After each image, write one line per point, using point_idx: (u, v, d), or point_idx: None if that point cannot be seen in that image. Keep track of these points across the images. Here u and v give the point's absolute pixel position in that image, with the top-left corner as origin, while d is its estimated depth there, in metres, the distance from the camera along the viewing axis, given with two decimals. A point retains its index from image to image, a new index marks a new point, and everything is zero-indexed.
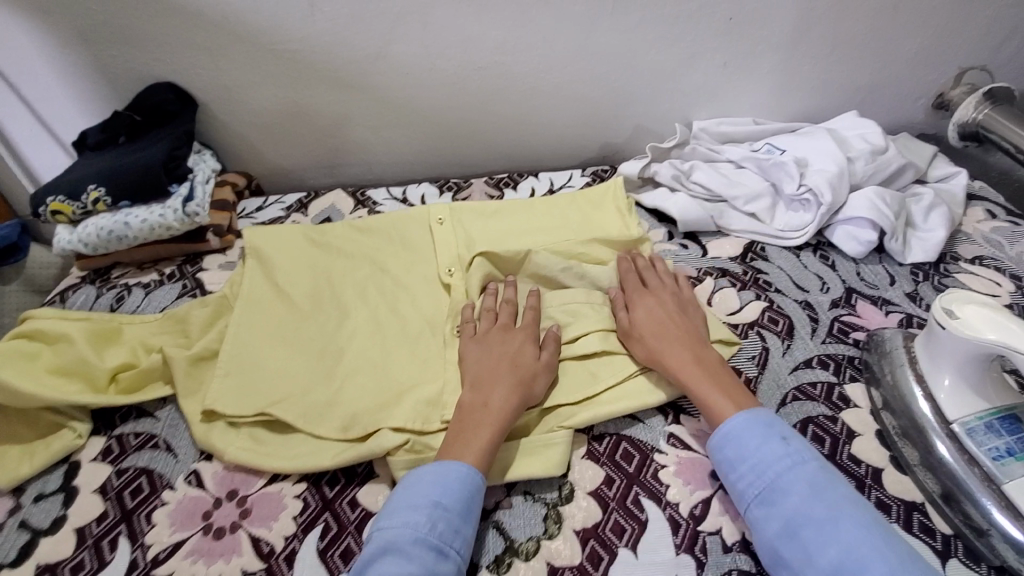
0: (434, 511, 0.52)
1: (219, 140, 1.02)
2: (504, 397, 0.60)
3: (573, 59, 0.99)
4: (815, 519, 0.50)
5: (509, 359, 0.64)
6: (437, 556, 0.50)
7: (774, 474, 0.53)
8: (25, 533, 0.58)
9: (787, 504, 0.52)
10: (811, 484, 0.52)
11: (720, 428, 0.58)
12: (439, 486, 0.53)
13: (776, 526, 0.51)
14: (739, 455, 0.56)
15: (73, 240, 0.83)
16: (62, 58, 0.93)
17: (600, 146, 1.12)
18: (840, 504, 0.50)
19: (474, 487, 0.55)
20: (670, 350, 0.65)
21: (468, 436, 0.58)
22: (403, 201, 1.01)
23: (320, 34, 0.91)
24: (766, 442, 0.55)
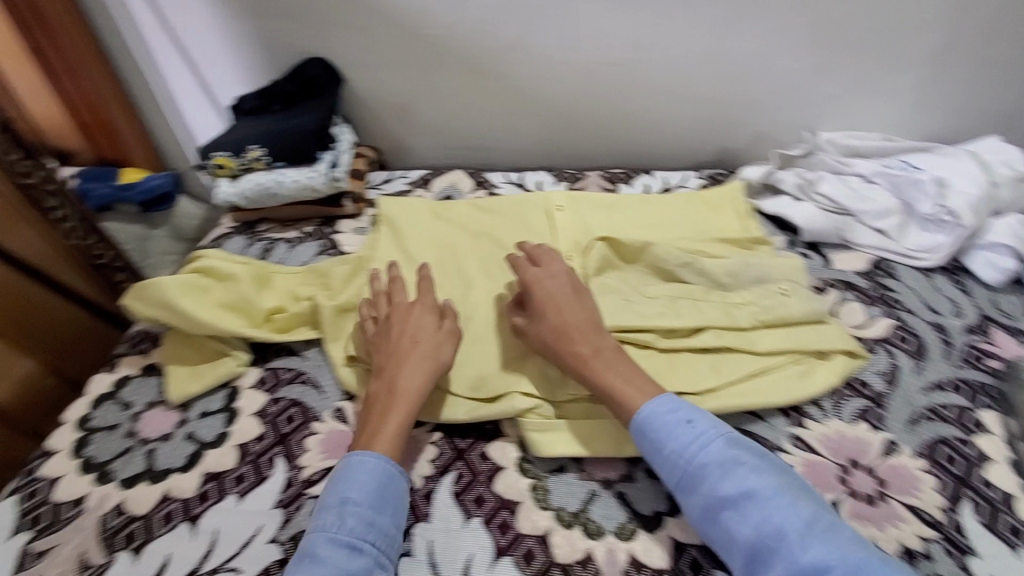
0: (342, 509, 0.53)
1: (356, 114, 1.10)
2: (412, 379, 0.61)
3: (704, 61, 0.99)
4: (729, 500, 0.52)
5: (410, 337, 0.64)
6: (351, 552, 0.51)
7: (687, 461, 0.55)
8: (191, 444, 0.63)
9: (702, 490, 0.53)
10: (722, 462, 0.53)
11: (635, 420, 0.58)
12: (352, 483, 0.54)
13: (697, 510, 0.53)
14: (655, 447, 0.57)
15: (234, 193, 0.93)
16: (233, 29, 1.03)
17: (716, 150, 1.11)
18: (747, 482, 0.52)
19: (389, 473, 0.56)
20: (573, 335, 0.63)
21: (380, 423, 0.59)
22: (521, 185, 1.04)
23: (464, 22, 0.95)
24: (676, 429, 0.56)
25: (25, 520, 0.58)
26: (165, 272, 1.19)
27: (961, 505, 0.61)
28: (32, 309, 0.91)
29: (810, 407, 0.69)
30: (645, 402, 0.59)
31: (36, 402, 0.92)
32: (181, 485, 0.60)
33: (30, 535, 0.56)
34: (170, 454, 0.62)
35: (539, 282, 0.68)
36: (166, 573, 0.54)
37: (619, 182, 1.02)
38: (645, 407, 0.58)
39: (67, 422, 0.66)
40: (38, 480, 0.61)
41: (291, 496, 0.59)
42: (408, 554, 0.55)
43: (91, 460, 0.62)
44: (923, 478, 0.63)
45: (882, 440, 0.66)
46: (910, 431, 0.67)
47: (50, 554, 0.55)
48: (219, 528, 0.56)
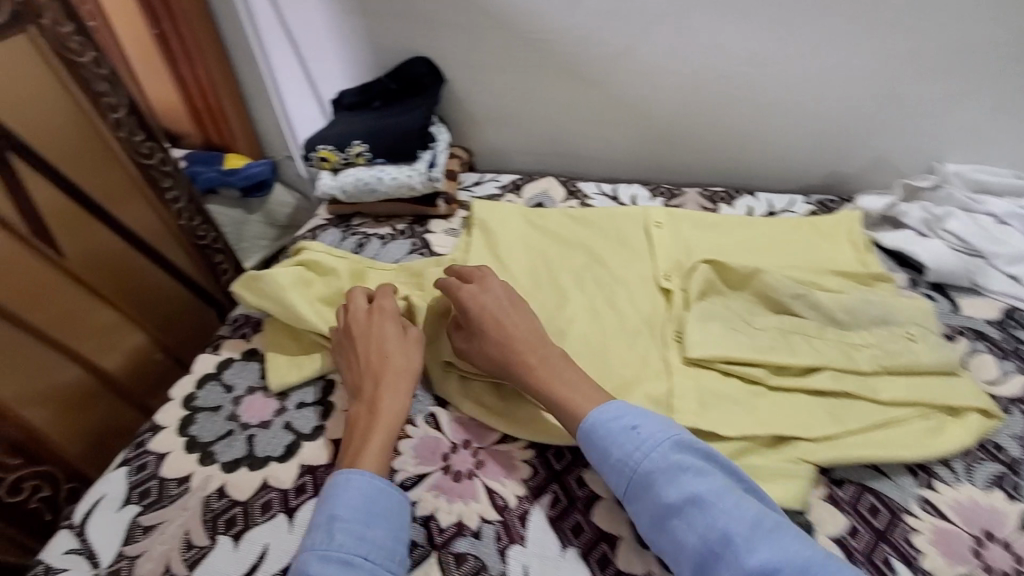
0: (329, 526, 0.51)
1: (453, 115, 1.10)
2: (393, 395, 0.61)
3: (825, 79, 0.92)
4: (675, 508, 0.50)
5: (379, 349, 0.63)
6: (344, 567, 0.49)
7: (633, 467, 0.52)
8: (289, 434, 0.64)
9: (647, 498, 0.51)
10: (668, 467, 0.51)
11: (583, 427, 0.56)
12: (338, 501, 0.53)
13: (647, 519, 0.51)
14: (600, 456, 0.55)
15: (335, 186, 0.94)
16: (343, 25, 1.04)
17: (825, 175, 1.02)
18: (693, 488, 0.50)
19: (381, 489, 0.55)
20: (517, 342, 0.62)
21: (364, 443, 0.58)
22: (614, 198, 1.01)
23: (574, 27, 0.93)
24: (620, 437, 0.54)
25: (134, 492, 0.60)
26: (257, 256, 1.25)
27: None
28: (143, 282, 0.95)
29: (937, 467, 0.63)
30: (591, 423, 0.56)
31: (143, 375, 0.94)
32: (279, 475, 0.60)
33: (138, 508, 0.58)
34: (269, 442, 0.63)
35: (478, 287, 0.67)
36: (264, 563, 0.54)
37: (720, 202, 0.97)
38: (591, 416, 0.56)
39: (174, 399, 0.69)
40: (147, 454, 0.63)
41: None
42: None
43: (196, 439, 0.64)
44: None
45: (1018, 512, 0.59)
46: None
47: (156, 530, 0.57)
48: None
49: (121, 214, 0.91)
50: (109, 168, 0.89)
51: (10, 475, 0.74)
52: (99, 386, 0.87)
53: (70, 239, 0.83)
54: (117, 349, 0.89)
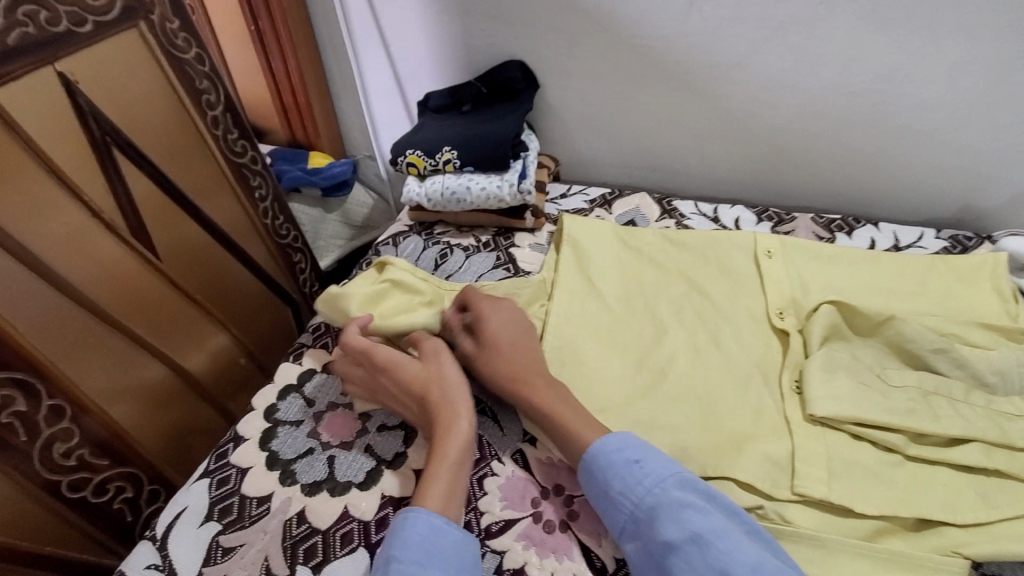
0: (386, 568, 0.48)
1: (543, 122, 1.05)
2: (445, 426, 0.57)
3: (979, 100, 0.80)
4: (673, 546, 0.46)
5: (415, 381, 0.60)
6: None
7: (634, 502, 0.50)
8: (371, 459, 0.61)
9: (646, 535, 0.48)
10: (672, 504, 0.48)
11: (584, 460, 0.54)
12: (395, 541, 0.49)
13: (645, 560, 0.48)
14: (599, 489, 0.52)
15: (421, 193, 0.92)
16: (437, 25, 1.01)
17: (961, 208, 0.90)
18: (693, 524, 0.46)
19: (443, 527, 0.50)
20: (521, 367, 0.61)
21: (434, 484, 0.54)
22: (714, 220, 0.93)
23: (686, 35, 0.86)
24: (623, 470, 0.52)
25: (215, 508, 0.58)
26: (332, 255, 1.21)
27: None
28: (227, 279, 0.96)
29: None
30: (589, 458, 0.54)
31: (222, 375, 0.94)
32: (360, 504, 0.57)
33: (219, 527, 0.57)
34: (349, 466, 0.60)
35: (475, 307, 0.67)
36: None
37: (836, 232, 0.88)
38: (592, 447, 0.54)
39: (256, 409, 0.67)
40: (229, 467, 0.62)
41: None
42: None
43: (277, 455, 0.62)
44: None
45: None
46: None
47: (235, 553, 0.55)
48: None
49: (211, 212, 0.91)
50: (203, 164, 0.89)
51: (98, 475, 0.75)
52: (182, 385, 0.87)
53: (162, 234, 0.84)
54: (199, 347, 0.90)
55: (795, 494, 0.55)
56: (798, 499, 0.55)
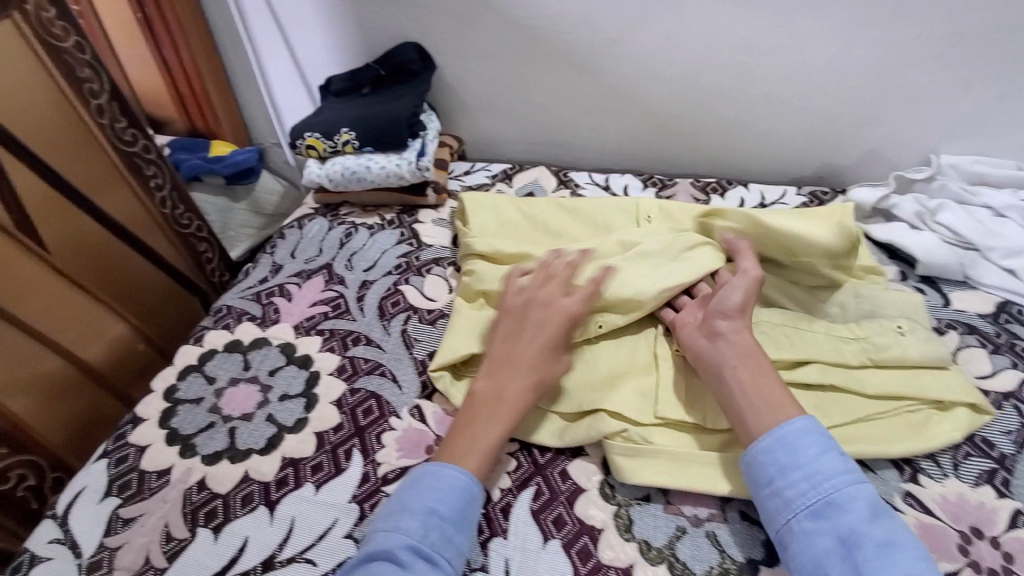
0: (427, 518, 0.51)
1: (443, 102, 1.08)
2: (524, 384, 0.58)
3: (822, 66, 0.89)
4: (872, 540, 0.46)
5: (525, 338, 0.61)
6: (433, 566, 0.49)
7: (831, 487, 0.49)
8: (272, 426, 0.64)
9: (838, 521, 0.48)
10: (868, 503, 0.48)
11: (778, 431, 0.53)
12: (435, 492, 0.52)
13: (829, 543, 0.47)
14: (792, 460, 0.51)
15: (322, 174, 0.93)
16: (330, 9, 1.02)
17: (820, 166, 1.01)
18: (897, 532, 0.47)
19: (471, 494, 0.53)
20: (754, 384, 0.56)
21: (475, 436, 0.56)
22: (606, 188, 1.00)
23: (566, 14, 0.91)
24: (824, 454, 0.51)
25: (115, 484, 0.60)
26: (245, 244, 1.21)
27: None
28: (129, 271, 0.95)
29: (924, 461, 0.61)
30: (777, 424, 0.53)
31: (125, 366, 0.94)
32: (260, 467, 0.60)
33: (118, 500, 0.59)
34: (250, 435, 0.63)
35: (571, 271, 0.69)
36: (243, 556, 0.54)
37: (711, 193, 0.97)
38: (796, 423, 0.53)
39: (156, 391, 0.69)
40: (128, 446, 0.64)
41: (367, 491, 0.58)
42: (483, 569, 0.53)
43: (177, 431, 0.64)
44: None
45: (1008, 508, 0.57)
46: None
47: (136, 522, 0.57)
48: (296, 516, 0.56)
49: (105, 204, 0.90)
50: (92, 156, 0.87)
51: None
52: (83, 378, 0.86)
53: (51, 229, 0.82)
54: (96, 338, 0.89)
55: (659, 418, 0.61)
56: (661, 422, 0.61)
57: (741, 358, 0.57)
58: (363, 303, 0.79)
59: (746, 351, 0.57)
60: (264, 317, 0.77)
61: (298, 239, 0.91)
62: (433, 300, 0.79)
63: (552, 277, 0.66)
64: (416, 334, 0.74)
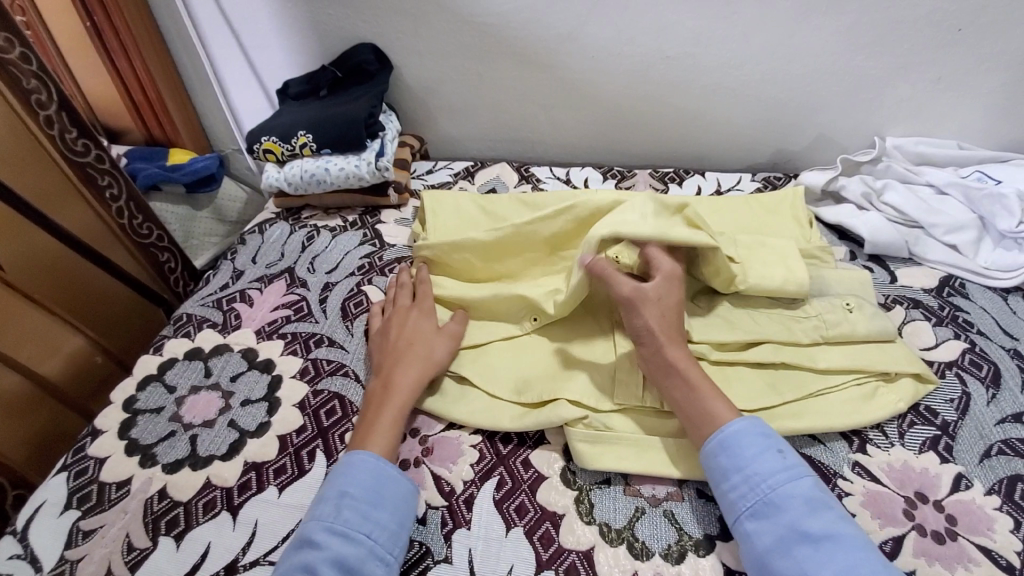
0: (337, 501, 0.52)
1: (403, 103, 1.08)
2: (406, 370, 0.62)
3: (769, 55, 0.92)
4: (812, 536, 0.47)
5: (400, 333, 0.67)
6: (351, 543, 0.50)
7: (769, 485, 0.51)
8: (234, 432, 0.64)
9: (779, 519, 0.49)
10: (807, 498, 0.50)
11: (718, 436, 0.55)
12: (346, 476, 0.54)
13: (770, 540, 0.49)
14: (734, 463, 0.53)
15: (280, 178, 0.93)
16: (283, 12, 1.01)
17: (773, 153, 1.05)
18: (837, 524, 0.48)
19: (384, 471, 0.55)
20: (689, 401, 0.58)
21: (371, 424, 0.58)
22: (567, 182, 1.01)
23: (518, 10, 0.92)
24: (761, 455, 0.53)
25: (74, 497, 0.60)
26: (207, 254, 1.21)
27: None
28: (87, 283, 0.94)
29: (871, 431, 0.63)
30: (717, 429, 0.55)
31: (83, 379, 0.92)
32: (222, 474, 0.60)
33: (78, 513, 0.58)
34: (212, 442, 0.63)
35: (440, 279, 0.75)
36: (206, 562, 0.54)
37: (669, 182, 1.00)
38: (730, 425, 0.55)
39: (115, 403, 0.69)
40: (87, 459, 0.63)
41: None
42: (447, 561, 0.54)
43: (137, 442, 0.64)
44: (998, 518, 0.55)
45: (950, 472, 0.59)
46: (983, 465, 0.59)
47: (96, 534, 0.57)
48: (258, 519, 0.57)
49: (61, 217, 0.89)
50: (43, 169, 0.85)
51: None
52: (41, 394, 0.85)
53: (3, 245, 0.80)
54: (55, 354, 0.87)
55: (617, 404, 0.62)
56: (620, 408, 0.62)
57: (671, 373, 0.59)
58: (325, 305, 0.79)
59: (677, 363, 0.59)
60: (225, 323, 0.77)
61: (259, 245, 0.90)
62: None
63: (407, 291, 0.73)
64: None
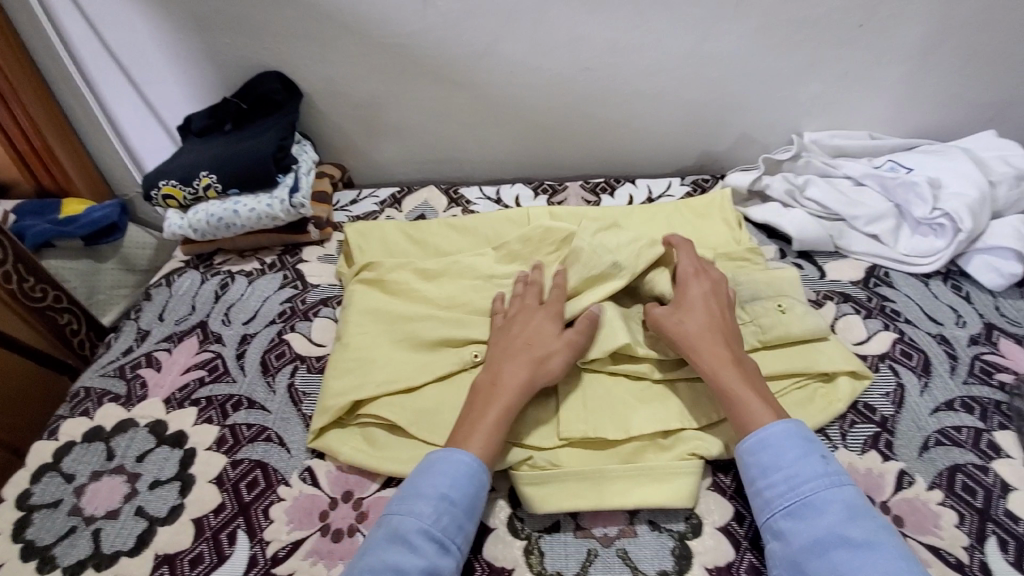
0: (436, 500, 0.51)
1: (318, 131, 1.02)
2: (517, 373, 0.58)
3: (685, 60, 0.92)
4: (850, 541, 0.46)
5: (517, 335, 0.62)
6: (443, 550, 0.49)
7: (809, 489, 0.50)
8: (142, 520, 0.58)
9: (815, 521, 0.48)
10: (846, 505, 0.48)
11: (755, 433, 0.54)
12: (447, 478, 0.52)
13: (804, 541, 0.48)
14: (773, 463, 0.52)
15: (184, 225, 0.86)
16: (175, 44, 0.93)
17: (699, 155, 1.05)
18: (878, 533, 0.46)
19: (479, 480, 0.53)
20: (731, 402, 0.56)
21: (475, 422, 0.56)
22: (498, 202, 0.98)
23: (429, 29, 0.89)
24: (803, 458, 0.52)
25: None
26: (116, 308, 1.12)
27: (986, 542, 0.54)
28: None
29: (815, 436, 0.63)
30: (759, 427, 0.54)
31: None
32: (130, 572, 0.54)
33: None
34: (118, 535, 0.57)
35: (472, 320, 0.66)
36: None
37: (601, 194, 0.98)
38: (768, 426, 0.54)
39: (3, 501, 0.61)
40: None
41: None
42: None
43: (33, 543, 0.57)
44: (942, 514, 0.56)
45: (893, 470, 0.59)
46: (923, 459, 0.60)
47: None
48: None
49: None
50: None
51: None
52: None
53: None
54: None
55: (562, 440, 0.59)
56: (565, 443, 0.59)
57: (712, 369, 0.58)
58: (243, 361, 0.72)
59: (716, 361, 0.58)
60: (129, 395, 0.69)
61: (167, 299, 0.83)
62: (321, 345, 0.73)
63: (535, 296, 0.66)
64: (304, 388, 0.68)
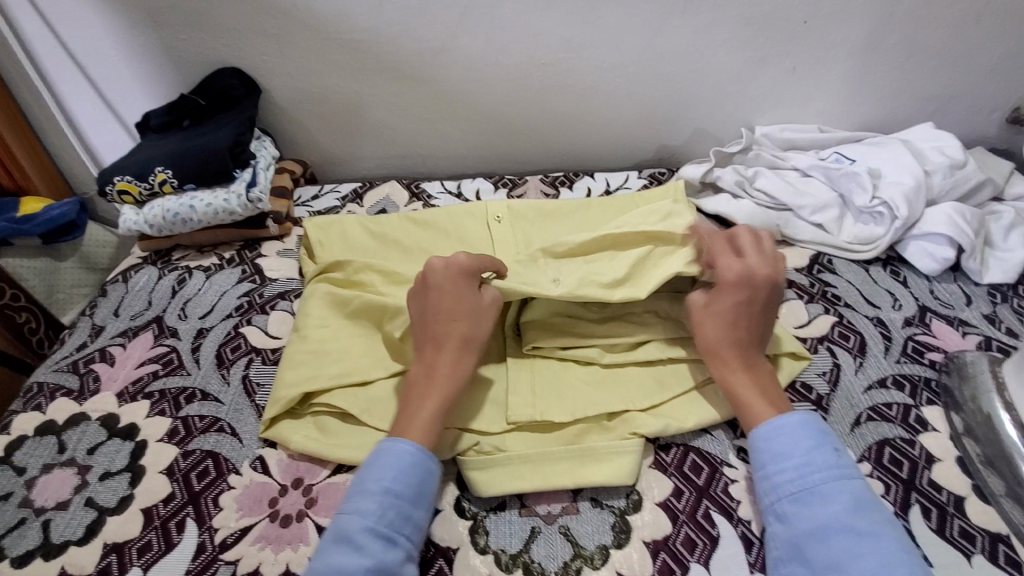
0: (383, 496, 0.51)
1: (279, 126, 1.03)
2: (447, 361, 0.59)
3: (639, 56, 0.94)
4: (855, 529, 0.47)
5: (437, 310, 0.60)
6: (391, 543, 0.49)
7: (819, 477, 0.51)
8: (91, 511, 0.58)
9: (819, 508, 0.49)
10: (854, 496, 0.50)
11: (769, 424, 0.56)
12: (390, 471, 0.52)
13: (806, 524, 0.49)
14: (785, 450, 0.53)
15: (140, 221, 0.86)
16: (130, 39, 0.93)
17: (656, 149, 1.08)
18: (881, 524, 0.48)
19: (426, 468, 0.54)
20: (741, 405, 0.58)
21: (411, 412, 0.57)
22: (458, 196, 1.00)
23: (387, 25, 0.90)
24: (816, 449, 0.53)
25: None
26: (77, 306, 1.12)
27: (910, 510, 0.57)
28: None
29: None
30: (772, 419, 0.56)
31: None
32: (79, 561, 0.54)
33: None
34: (67, 526, 0.57)
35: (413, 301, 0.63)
36: None
37: (560, 187, 1.00)
38: (777, 420, 0.56)
39: None
40: None
41: (203, 564, 0.54)
42: None
43: None
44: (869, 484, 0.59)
45: None
46: (854, 435, 0.63)
47: None
48: None
49: None
50: None
51: None
52: None
53: None
54: None
55: (510, 423, 0.61)
56: (513, 427, 0.61)
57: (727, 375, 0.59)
58: (198, 354, 0.72)
59: (731, 367, 0.59)
60: (81, 390, 0.69)
61: (123, 295, 0.82)
62: (277, 338, 0.74)
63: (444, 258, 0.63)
64: (257, 379, 0.69)
